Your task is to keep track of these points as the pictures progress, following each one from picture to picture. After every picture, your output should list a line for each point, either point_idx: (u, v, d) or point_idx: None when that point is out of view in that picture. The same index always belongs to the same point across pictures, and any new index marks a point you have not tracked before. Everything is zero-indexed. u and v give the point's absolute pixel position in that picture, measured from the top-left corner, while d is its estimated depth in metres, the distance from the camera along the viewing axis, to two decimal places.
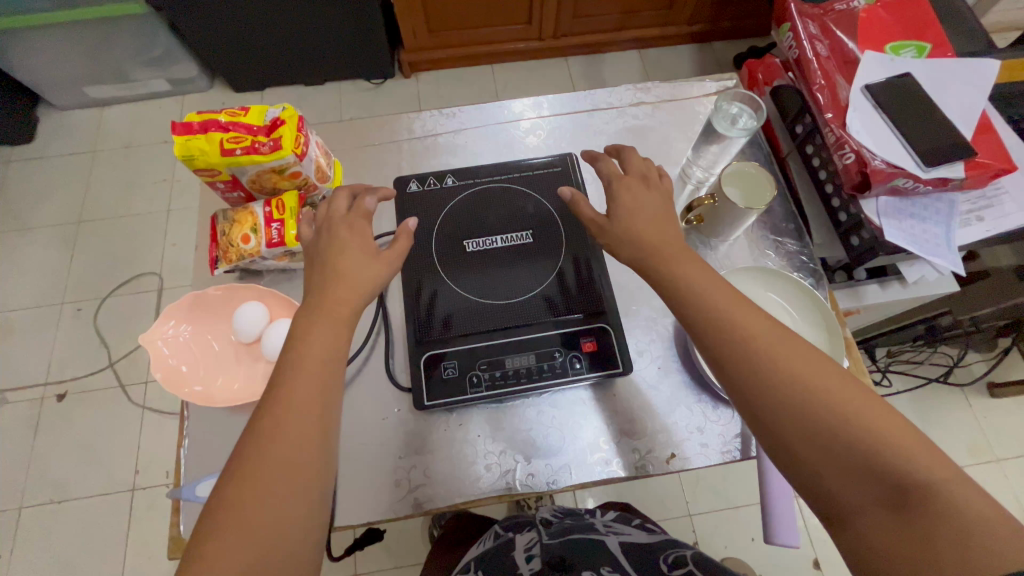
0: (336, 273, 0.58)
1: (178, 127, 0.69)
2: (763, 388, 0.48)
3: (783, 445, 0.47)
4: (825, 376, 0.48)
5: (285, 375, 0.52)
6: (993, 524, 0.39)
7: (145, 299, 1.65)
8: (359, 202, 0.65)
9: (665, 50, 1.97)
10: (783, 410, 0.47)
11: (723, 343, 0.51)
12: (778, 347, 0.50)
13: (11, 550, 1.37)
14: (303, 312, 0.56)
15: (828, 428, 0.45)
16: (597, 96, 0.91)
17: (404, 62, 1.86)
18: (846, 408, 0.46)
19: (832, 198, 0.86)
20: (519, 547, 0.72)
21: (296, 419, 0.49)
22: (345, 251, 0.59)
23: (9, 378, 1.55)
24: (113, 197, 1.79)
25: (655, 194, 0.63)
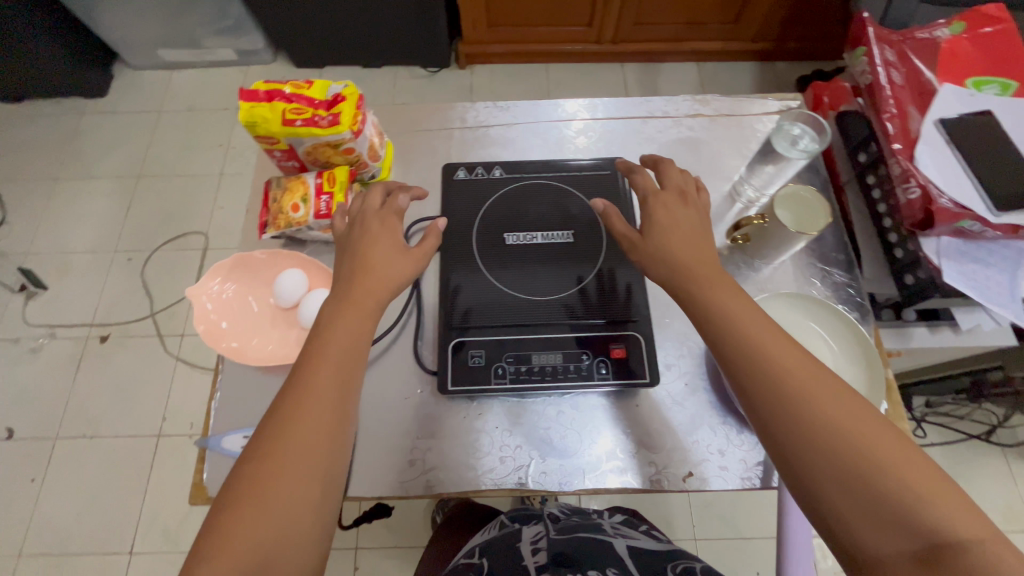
0: (368, 263, 0.60)
1: (245, 94, 0.72)
2: (788, 416, 0.47)
3: (804, 478, 0.45)
4: (854, 416, 0.46)
5: (310, 362, 0.53)
6: None
7: (190, 257, 1.72)
8: (392, 199, 0.67)
9: (725, 65, 1.93)
10: (808, 446, 0.45)
11: (747, 369, 0.50)
12: (805, 380, 0.48)
13: (43, 477, 1.45)
14: (333, 299, 0.58)
15: (852, 467, 0.43)
16: (653, 104, 0.90)
17: (461, 54, 1.88)
18: (874, 449, 0.44)
19: (889, 232, 0.82)
20: (524, 539, 0.71)
21: (316, 407, 0.51)
22: (375, 244, 0.62)
23: (60, 315, 1.64)
24: (172, 157, 1.88)
25: (691, 212, 0.63)
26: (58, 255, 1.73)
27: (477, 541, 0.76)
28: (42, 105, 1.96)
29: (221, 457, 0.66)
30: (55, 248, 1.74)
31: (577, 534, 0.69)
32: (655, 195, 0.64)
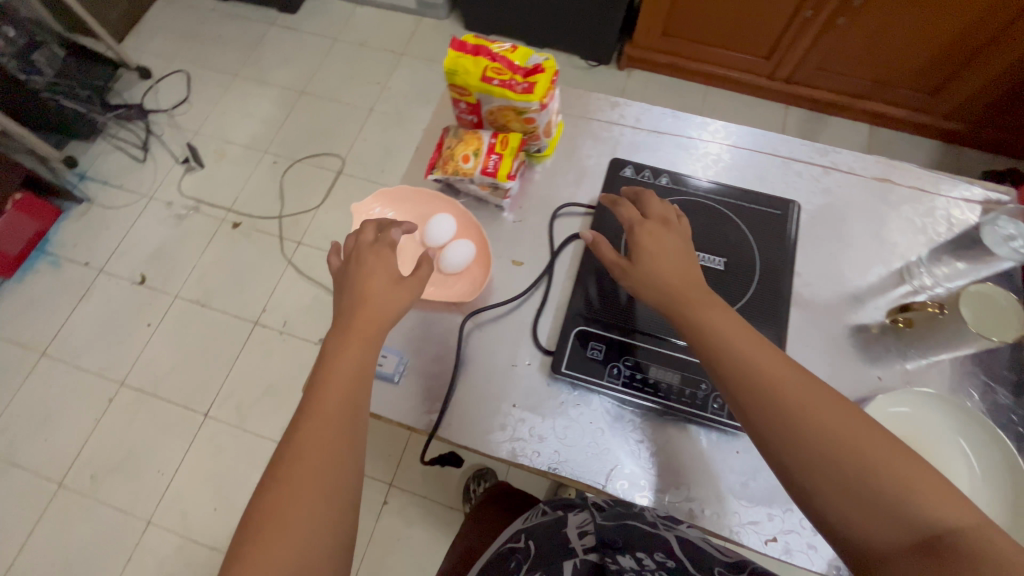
0: (363, 295, 0.59)
1: (455, 43, 0.75)
2: (784, 426, 0.48)
3: (807, 488, 0.46)
4: (839, 418, 0.47)
5: (310, 398, 0.53)
6: None
7: (324, 175, 1.86)
8: (383, 236, 0.65)
9: (901, 136, 1.76)
10: (803, 457, 0.46)
11: (742, 380, 0.51)
12: (797, 391, 0.49)
13: (157, 325, 1.65)
14: (336, 329, 0.58)
15: (853, 474, 0.44)
16: (840, 155, 0.83)
17: (625, 55, 1.87)
18: (868, 453, 0.44)
19: None
20: (570, 527, 0.63)
21: (320, 443, 0.50)
22: (370, 277, 0.61)
23: (207, 193, 1.85)
24: (334, 82, 2.03)
25: (677, 238, 0.63)
26: (219, 141, 1.94)
27: (516, 525, 0.72)
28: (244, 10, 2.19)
29: None
30: (219, 135, 1.95)
31: (627, 522, 0.61)
32: (639, 225, 0.63)
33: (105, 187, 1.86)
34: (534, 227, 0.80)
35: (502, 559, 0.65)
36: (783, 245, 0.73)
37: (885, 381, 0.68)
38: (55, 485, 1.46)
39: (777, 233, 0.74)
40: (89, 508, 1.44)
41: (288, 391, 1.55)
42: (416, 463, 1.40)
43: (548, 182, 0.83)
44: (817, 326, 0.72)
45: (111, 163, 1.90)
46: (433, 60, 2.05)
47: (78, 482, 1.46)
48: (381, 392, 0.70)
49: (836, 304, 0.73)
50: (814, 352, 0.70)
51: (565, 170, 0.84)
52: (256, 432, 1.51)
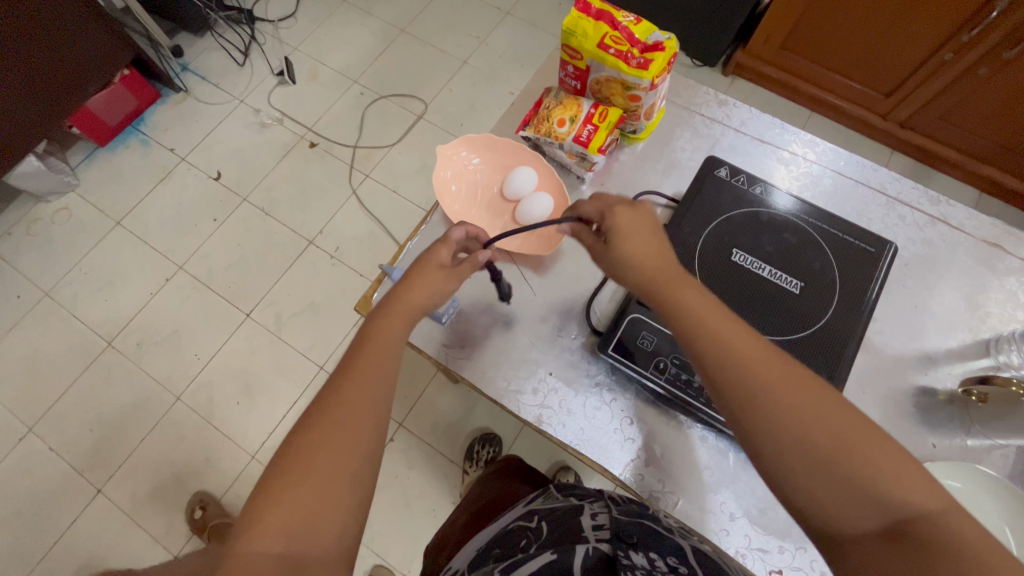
0: (409, 281, 0.61)
1: (580, 4, 0.74)
2: (762, 403, 0.47)
3: (780, 466, 0.46)
4: (812, 398, 0.47)
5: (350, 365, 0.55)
6: (989, 553, 0.38)
7: (404, 117, 1.88)
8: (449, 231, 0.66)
9: (1009, 210, 1.63)
10: (778, 437, 0.46)
11: (715, 353, 0.50)
12: (775, 364, 0.48)
13: (222, 222, 1.74)
14: (378, 308, 0.60)
15: (826, 451, 0.44)
16: (952, 208, 0.77)
17: (734, 61, 1.78)
18: (839, 430, 0.45)
19: None
20: (585, 511, 0.66)
21: (356, 403, 0.52)
22: (419, 264, 0.62)
23: (293, 108, 1.90)
24: (435, 28, 2.03)
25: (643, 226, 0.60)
26: (315, 61, 1.98)
27: (527, 507, 0.74)
28: None
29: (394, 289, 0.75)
30: (315, 55, 1.99)
31: (641, 518, 0.62)
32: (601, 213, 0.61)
33: (203, 82, 1.95)
34: None
35: (513, 534, 0.66)
36: (868, 284, 0.67)
37: (938, 451, 0.65)
38: (104, 343, 1.58)
39: (868, 269, 0.68)
40: (130, 372, 1.55)
41: (326, 312, 1.61)
42: (428, 410, 1.44)
43: (635, 166, 0.81)
44: (880, 377, 0.68)
45: (213, 60, 1.98)
46: (536, 25, 2.02)
47: (125, 346, 1.58)
48: (428, 329, 0.72)
49: (905, 360, 0.69)
50: (869, 402, 0.67)
51: (655, 158, 0.82)
52: (290, 343, 1.58)
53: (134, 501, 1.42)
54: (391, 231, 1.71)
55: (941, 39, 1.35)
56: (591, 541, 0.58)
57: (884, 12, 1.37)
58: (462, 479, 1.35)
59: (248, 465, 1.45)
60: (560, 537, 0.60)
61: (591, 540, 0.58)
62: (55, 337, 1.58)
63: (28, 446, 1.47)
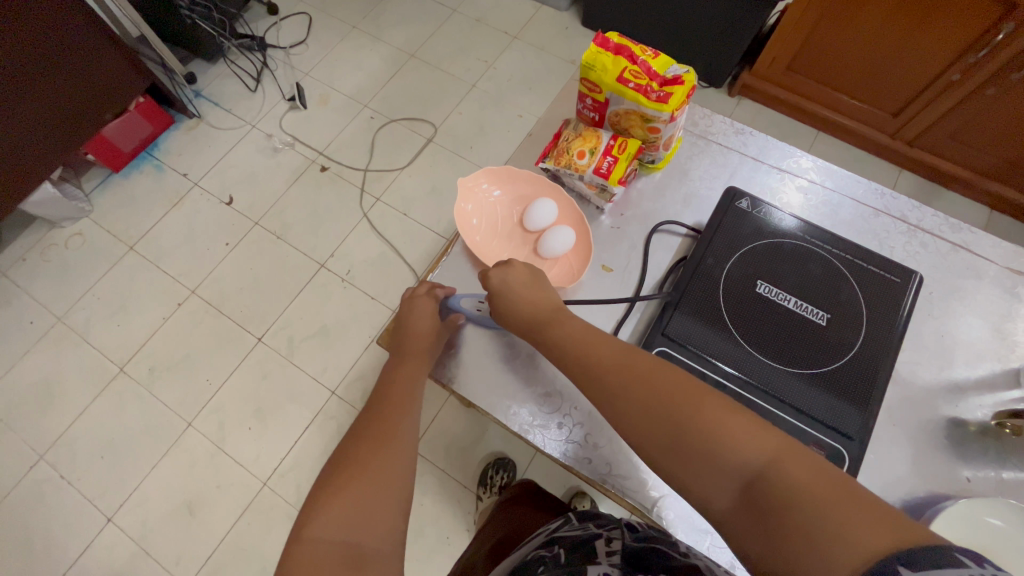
0: (411, 334, 0.70)
1: (598, 39, 0.75)
2: (609, 401, 0.55)
3: (649, 453, 0.52)
4: (655, 383, 0.53)
5: (385, 396, 0.64)
6: (819, 490, 0.41)
7: (414, 140, 1.90)
8: (431, 289, 0.74)
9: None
10: (636, 424, 0.53)
11: (578, 361, 0.59)
12: (618, 369, 0.56)
13: (235, 246, 1.75)
14: (391, 364, 0.70)
15: (671, 426, 0.50)
16: (974, 236, 0.77)
17: (739, 82, 1.80)
18: (678, 415, 0.50)
19: None
20: (601, 538, 0.64)
21: (399, 425, 0.60)
22: (416, 321, 0.71)
23: (304, 132, 1.93)
24: (445, 53, 2.06)
25: (530, 299, 0.66)
26: (327, 87, 2.01)
27: (547, 537, 0.72)
28: None
29: None
30: (326, 81, 2.03)
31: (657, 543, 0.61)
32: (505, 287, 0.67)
33: (215, 108, 1.97)
34: (631, 237, 0.79)
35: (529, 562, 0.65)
36: (895, 314, 0.67)
37: (974, 485, 0.63)
38: (116, 368, 1.58)
39: (895, 301, 0.68)
40: (141, 398, 1.55)
41: (338, 336, 1.61)
42: (442, 435, 1.42)
43: (654, 195, 0.82)
44: (910, 408, 0.67)
45: (226, 86, 2.02)
46: (544, 49, 2.05)
47: (137, 371, 1.58)
48: (453, 361, 0.72)
49: (935, 391, 0.68)
50: (900, 434, 0.66)
51: (673, 187, 0.82)
52: (302, 367, 1.57)
53: (145, 529, 1.40)
54: (403, 253, 1.72)
55: (948, 59, 1.37)
56: (604, 566, 0.57)
57: (891, 32, 1.38)
58: (476, 505, 1.33)
59: (259, 492, 1.43)
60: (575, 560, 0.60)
61: (603, 564, 0.57)
62: (68, 364, 1.59)
63: (38, 474, 1.46)
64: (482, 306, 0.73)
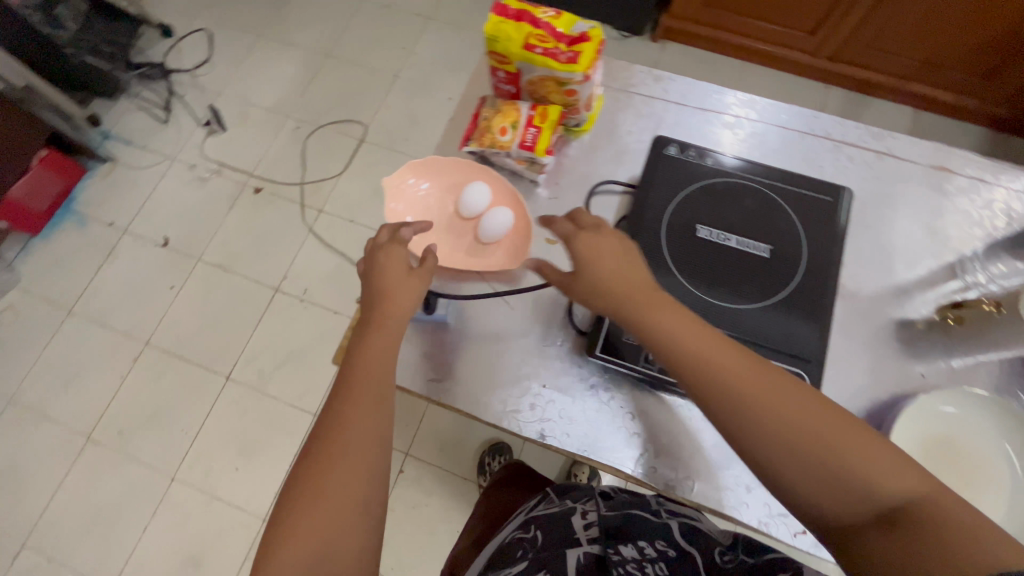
0: (383, 292, 0.61)
1: (497, 8, 0.72)
2: (725, 400, 0.48)
3: (769, 464, 0.46)
4: (791, 402, 0.47)
5: (344, 386, 0.55)
6: (979, 530, 0.38)
7: (347, 143, 1.83)
8: (396, 233, 0.66)
9: (948, 121, 1.68)
10: (758, 431, 0.46)
11: (683, 355, 0.51)
12: (745, 379, 0.48)
13: (181, 287, 1.67)
14: (358, 333, 0.59)
15: (805, 448, 0.45)
16: (896, 141, 0.79)
17: (661, 25, 1.77)
18: (820, 441, 0.45)
19: None
20: (578, 511, 0.71)
21: (358, 427, 0.53)
22: (385, 274, 0.62)
23: (228, 156, 1.83)
24: (360, 47, 1.96)
25: (620, 261, 0.58)
26: (242, 103, 1.90)
27: (529, 514, 0.76)
28: None
29: None
30: (241, 97, 1.91)
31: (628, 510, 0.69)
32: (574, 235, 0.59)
33: (129, 147, 1.85)
34: (570, 204, 0.78)
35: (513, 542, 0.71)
36: (832, 231, 0.69)
37: (928, 379, 0.66)
38: (84, 438, 1.51)
39: (830, 219, 0.69)
40: (117, 462, 1.49)
41: (309, 358, 1.57)
42: (434, 434, 1.42)
43: (586, 158, 0.80)
44: (861, 319, 0.69)
45: (135, 122, 1.89)
46: (461, 25, 1.97)
47: (107, 436, 1.51)
48: (414, 364, 0.70)
49: (881, 297, 0.71)
50: (855, 347, 0.68)
51: (604, 147, 0.81)
52: (278, 396, 1.53)
53: None
54: (358, 262, 1.67)
55: None
56: (584, 544, 0.64)
57: None
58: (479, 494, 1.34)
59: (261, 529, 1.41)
60: (557, 537, 0.67)
61: (583, 542, 0.64)
62: (31, 443, 1.51)
63: (25, 562, 1.40)
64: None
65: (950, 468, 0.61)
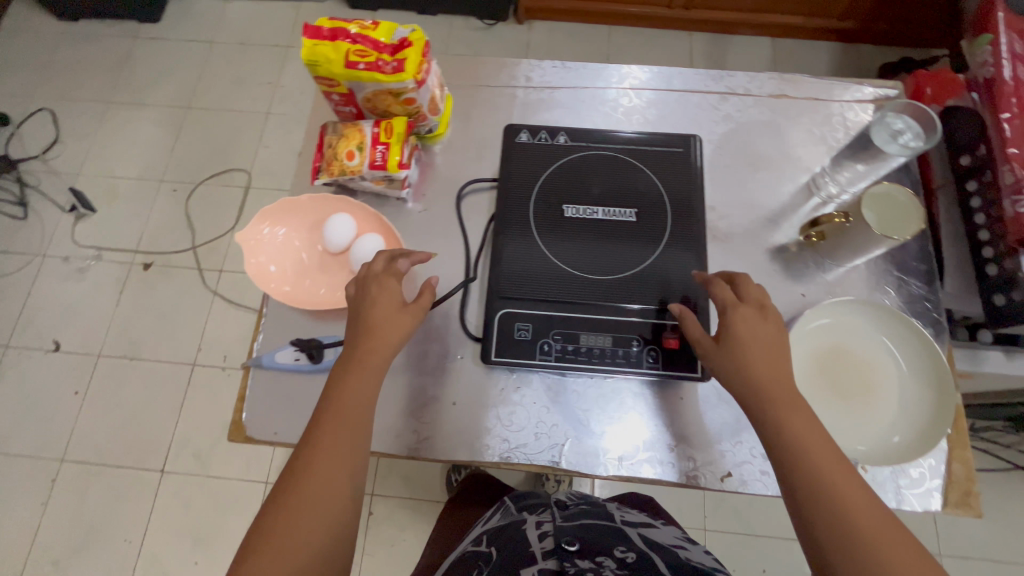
0: (370, 325, 0.59)
1: (308, 29, 0.67)
2: (779, 426, 0.50)
3: (799, 489, 0.47)
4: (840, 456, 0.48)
5: (318, 427, 0.53)
6: None
7: (232, 195, 1.72)
8: (391, 263, 0.63)
9: (803, 43, 1.78)
10: (798, 457, 0.48)
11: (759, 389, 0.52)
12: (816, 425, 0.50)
13: (87, 390, 1.52)
14: (338, 368, 0.57)
15: (837, 493, 0.45)
16: (734, 79, 0.82)
17: (521, 7, 1.77)
18: (856, 495, 0.45)
19: (981, 230, 0.69)
20: (531, 523, 0.69)
21: (323, 471, 0.51)
22: (374, 308, 0.59)
23: (105, 238, 1.68)
24: (221, 91, 1.84)
25: (773, 325, 0.55)
26: (107, 178, 1.75)
27: (484, 527, 0.75)
28: (97, 25, 1.93)
29: (268, 379, 0.68)
30: (104, 172, 1.75)
31: (584, 521, 0.67)
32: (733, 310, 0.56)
33: None
34: (442, 213, 0.75)
35: (468, 560, 0.65)
36: (689, 181, 0.72)
37: (809, 297, 0.69)
38: None
39: (685, 170, 0.73)
40: None
41: None
42: (395, 467, 1.37)
43: (449, 162, 0.78)
44: (740, 257, 0.71)
45: None
46: None
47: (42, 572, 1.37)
48: None
49: (753, 231, 0.73)
50: None
51: (464, 147, 0.79)
52: (222, 476, 1.43)
53: None
54: None
55: None
56: (539, 562, 0.57)
57: None
58: None
59: None
60: (512, 550, 0.62)
61: (537, 551, 0.60)
62: None
63: None
64: (301, 355, 0.67)
65: (842, 373, 0.64)
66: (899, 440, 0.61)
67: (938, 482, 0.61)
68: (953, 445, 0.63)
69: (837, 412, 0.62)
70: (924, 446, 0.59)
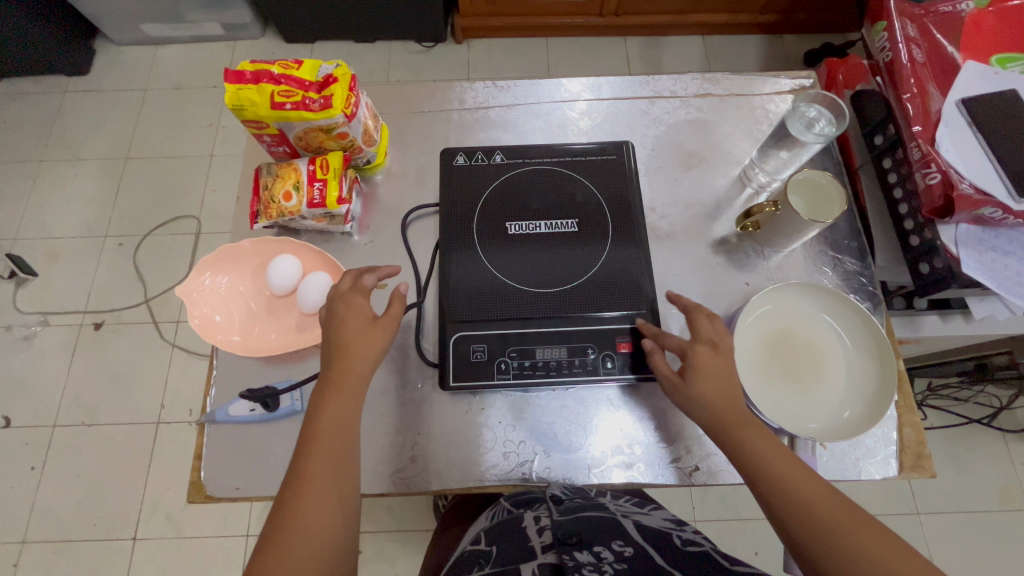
0: (341, 344, 0.58)
1: (229, 74, 0.65)
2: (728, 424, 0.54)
3: (749, 470, 0.51)
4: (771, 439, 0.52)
5: (305, 449, 0.52)
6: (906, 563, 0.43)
7: (183, 241, 1.67)
8: (358, 279, 0.62)
9: (730, 38, 1.86)
10: (743, 445, 0.52)
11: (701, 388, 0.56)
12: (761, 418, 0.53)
13: (44, 464, 1.44)
14: (317, 392, 0.56)
15: (776, 469, 0.50)
16: (662, 82, 0.85)
17: (458, 27, 1.78)
18: (792, 469, 0.50)
19: (900, 204, 0.73)
20: (529, 520, 0.67)
21: (317, 484, 0.50)
22: (344, 326, 0.59)
23: (51, 301, 1.60)
24: (161, 138, 1.80)
25: (727, 359, 0.57)
26: (47, 239, 1.67)
27: (481, 528, 0.74)
28: (21, 83, 1.86)
29: (222, 433, 0.66)
30: (43, 233, 1.68)
31: (581, 514, 0.64)
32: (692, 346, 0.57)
33: None
34: (388, 243, 0.75)
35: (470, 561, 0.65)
36: (628, 188, 0.75)
37: (753, 285, 0.71)
38: None
39: (620, 175, 0.75)
40: None
41: None
42: (379, 501, 1.34)
43: (390, 192, 0.78)
44: (684, 254, 0.73)
45: None
46: None
47: None
48: (277, 467, 0.64)
49: (693, 227, 0.75)
50: (687, 280, 0.72)
51: (404, 175, 0.80)
52: (197, 535, 1.36)
53: None
54: None
55: None
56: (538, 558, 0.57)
57: None
58: None
59: None
60: (512, 551, 0.61)
61: (538, 551, 0.59)
62: None
63: None
64: (256, 404, 0.66)
65: (792, 356, 0.66)
66: (850, 415, 0.63)
67: (892, 448, 0.64)
68: (901, 410, 0.66)
69: (788, 398, 0.64)
70: (873, 418, 0.61)
